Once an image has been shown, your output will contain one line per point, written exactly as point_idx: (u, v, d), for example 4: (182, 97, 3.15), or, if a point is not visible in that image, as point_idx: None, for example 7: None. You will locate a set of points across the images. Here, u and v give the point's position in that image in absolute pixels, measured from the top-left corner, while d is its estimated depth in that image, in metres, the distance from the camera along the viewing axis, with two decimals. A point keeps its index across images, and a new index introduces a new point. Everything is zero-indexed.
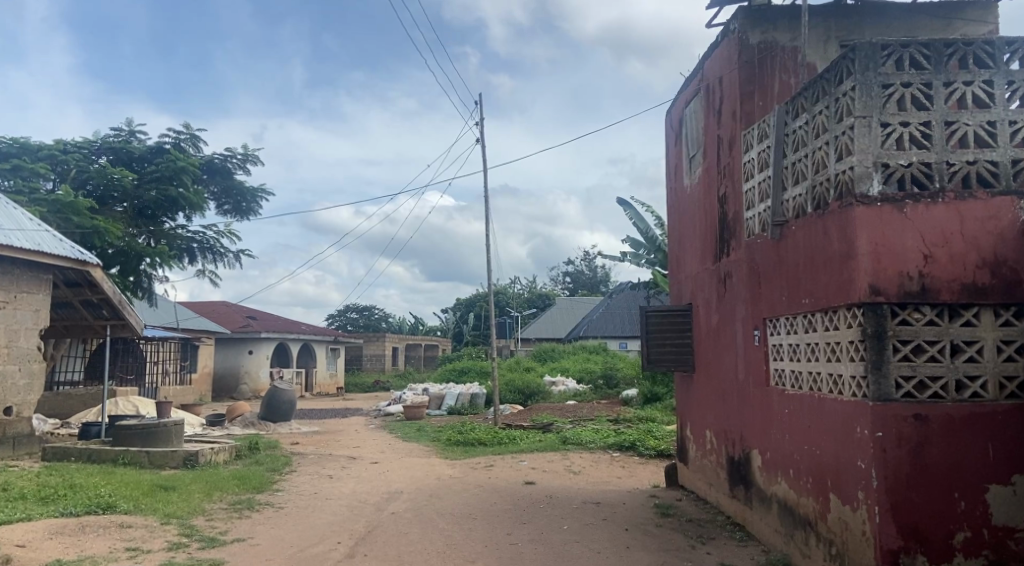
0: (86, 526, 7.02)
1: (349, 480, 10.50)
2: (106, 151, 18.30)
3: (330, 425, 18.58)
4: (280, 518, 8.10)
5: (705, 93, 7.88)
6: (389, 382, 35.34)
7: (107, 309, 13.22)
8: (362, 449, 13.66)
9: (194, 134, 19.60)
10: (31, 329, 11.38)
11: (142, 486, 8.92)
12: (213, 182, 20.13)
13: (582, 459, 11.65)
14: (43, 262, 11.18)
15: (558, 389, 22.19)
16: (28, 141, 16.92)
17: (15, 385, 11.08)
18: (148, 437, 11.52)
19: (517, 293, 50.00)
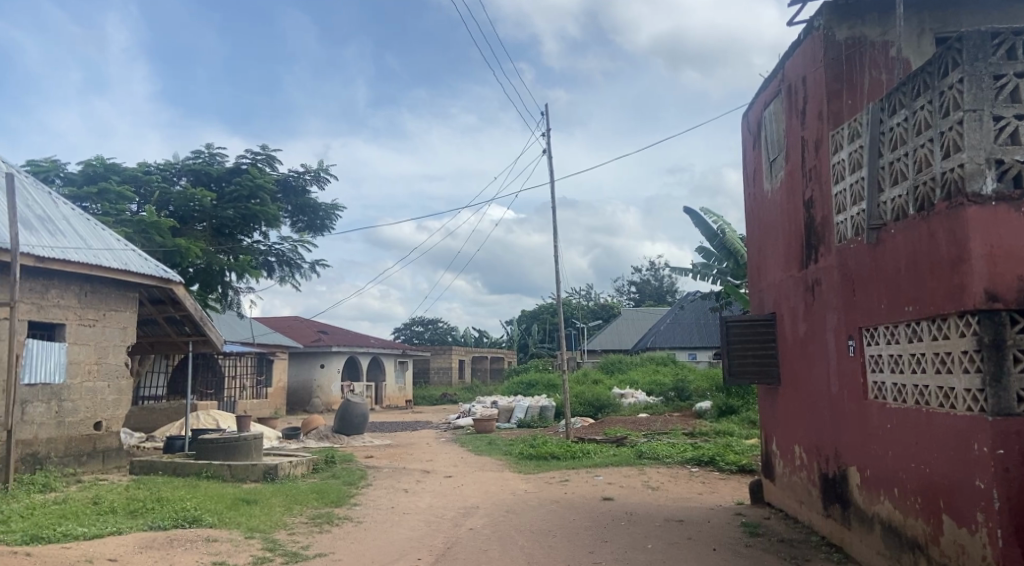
0: (174, 540, 7.20)
1: (424, 495, 10.52)
2: (186, 172, 19.05)
3: (401, 438, 18.75)
4: (358, 533, 8.14)
5: (787, 93, 7.58)
6: (457, 395, 35.54)
7: (189, 325, 13.71)
8: (435, 463, 13.67)
9: (270, 154, 20.26)
10: (119, 346, 11.86)
11: (225, 500, 9.12)
12: (286, 200, 20.71)
13: (659, 474, 11.35)
14: (130, 281, 11.68)
15: (628, 401, 21.82)
16: (115, 164, 17.82)
17: (105, 401, 11.56)
18: (229, 451, 11.82)
19: (581, 305, 49.63)
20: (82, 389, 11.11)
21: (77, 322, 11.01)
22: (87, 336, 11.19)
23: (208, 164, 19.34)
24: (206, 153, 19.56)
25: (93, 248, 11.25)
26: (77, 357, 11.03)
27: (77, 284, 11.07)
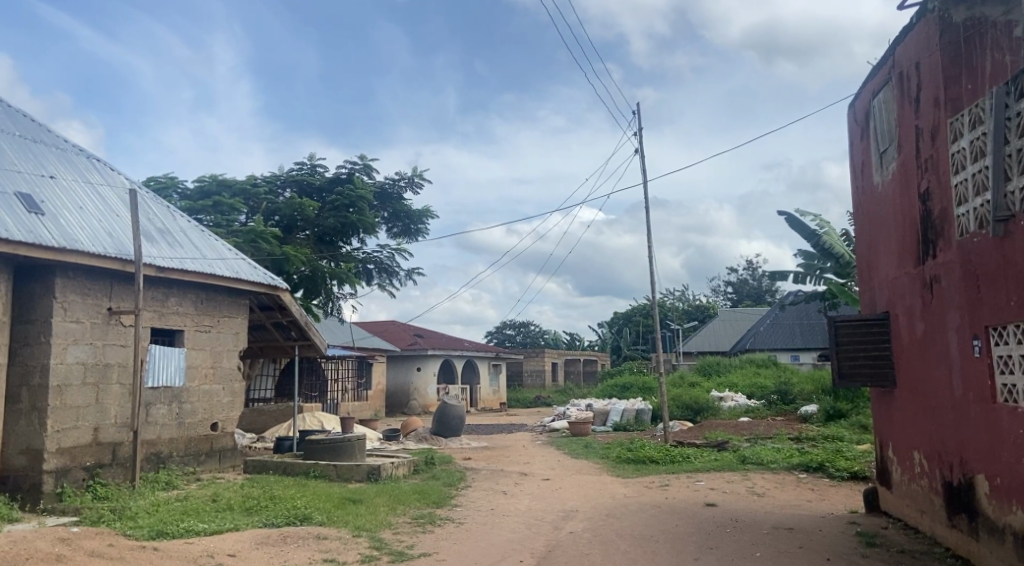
0: (287, 537, 7.55)
1: (523, 497, 10.59)
2: (291, 184, 19.99)
3: (497, 441, 18.95)
4: (460, 533, 8.29)
5: (898, 80, 7.19)
6: (551, 398, 35.62)
7: (295, 330, 14.40)
8: (533, 466, 13.74)
9: (368, 164, 20.98)
10: (232, 350, 12.59)
11: (333, 499, 9.49)
12: (383, 208, 21.39)
13: (764, 480, 10.97)
14: (242, 288, 12.38)
15: (728, 404, 21.22)
16: (226, 178, 18.92)
17: (220, 402, 12.28)
18: (335, 452, 12.30)
19: (676, 307, 48.69)
20: (199, 391, 11.84)
21: (195, 328, 11.74)
22: (203, 341, 11.93)
23: (310, 175, 20.23)
24: (308, 164, 20.46)
25: (208, 258, 11.97)
26: (195, 361, 11.77)
27: (195, 293, 11.81)
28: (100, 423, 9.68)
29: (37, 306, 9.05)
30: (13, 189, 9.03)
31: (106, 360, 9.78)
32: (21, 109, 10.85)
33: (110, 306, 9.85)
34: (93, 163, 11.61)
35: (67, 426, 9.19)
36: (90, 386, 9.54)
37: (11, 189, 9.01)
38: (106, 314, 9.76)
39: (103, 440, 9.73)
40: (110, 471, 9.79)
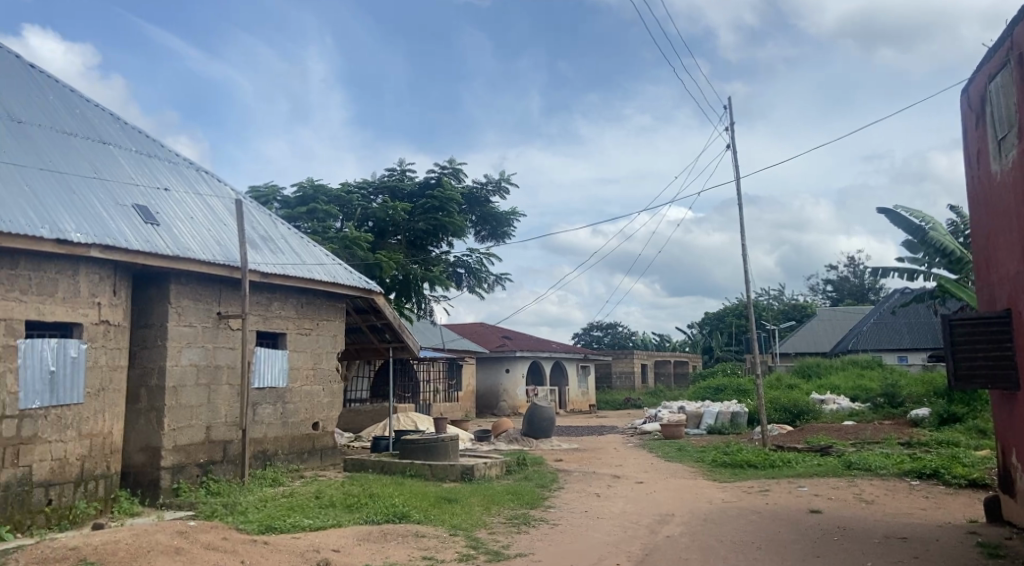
0: (387, 534, 7.77)
1: (617, 500, 10.49)
2: (382, 190, 20.58)
3: (588, 443, 18.84)
4: (555, 535, 8.31)
5: (1018, 61, 6.70)
6: (641, 400, 35.16)
7: (390, 333, 14.81)
8: (626, 469, 13.59)
9: (456, 168, 21.34)
10: (331, 352, 13.08)
11: (429, 498, 9.70)
12: (471, 211, 21.69)
13: (872, 486, 10.44)
14: (339, 292, 12.85)
15: (830, 407, 20.32)
16: (322, 186, 19.69)
17: (320, 402, 12.79)
18: (429, 451, 12.57)
19: (771, 306, 47.04)
20: (301, 392, 12.37)
21: (296, 331, 12.26)
22: (304, 343, 12.45)
23: (401, 180, 20.77)
24: (398, 170, 21.02)
25: (307, 263, 12.49)
26: (297, 363, 12.29)
27: (295, 297, 12.33)
28: (212, 422, 10.26)
29: (154, 312, 9.69)
30: (132, 201, 9.68)
31: (217, 361, 10.36)
32: (136, 126, 11.63)
33: (219, 311, 10.42)
34: (202, 176, 12.34)
35: (183, 425, 9.78)
36: (203, 387, 10.13)
37: (130, 202, 9.67)
38: (215, 319, 10.34)
39: (215, 438, 10.31)
40: (221, 468, 10.38)
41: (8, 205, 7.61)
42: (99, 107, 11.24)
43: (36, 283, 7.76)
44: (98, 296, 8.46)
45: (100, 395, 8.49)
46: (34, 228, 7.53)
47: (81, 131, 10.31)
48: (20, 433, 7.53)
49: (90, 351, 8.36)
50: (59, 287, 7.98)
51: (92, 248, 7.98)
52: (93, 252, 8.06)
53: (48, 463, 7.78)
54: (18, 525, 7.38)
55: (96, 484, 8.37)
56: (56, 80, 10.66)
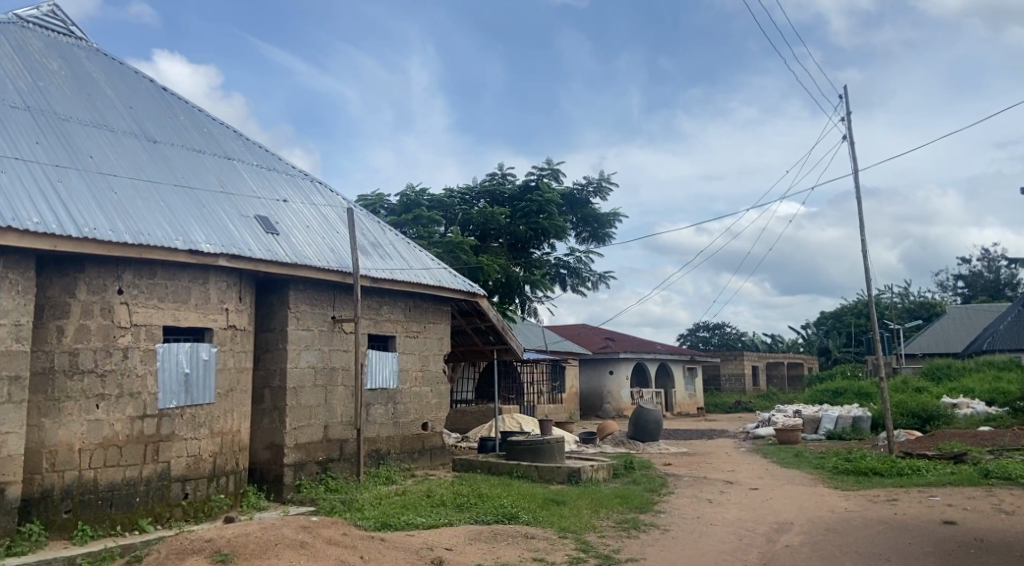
0: (497, 534, 7.84)
1: (731, 506, 10.15)
2: (484, 194, 20.87)
3: (698, 447, 18.34)
4: (667, 541, 8.13)
5: None
6: (752, 403, 33.92)
7: (494, 335, 14.98)
8: (738, 474, 13.12)
9: (555, 169, 21.36)
10: (438, 354, 13.38)
11: (537, 500, 9.73)
12: (572, 212, 21.64)
13: (1015, 497, 9.59)
14: (444, 295, 13.13)
15: (963, 412, 18.86)
16: (426, 192, 20.21)
17: (429, 403, 13.10)
18: (536, 453, 12.61)
19: (893, 304, 44.25)
20: (411, 393, 12.72)
21: (405, 333, 12.63)
22: (413, 346, 12.80)
23: (501, 184, 20.99)
24: (499, 174, 21.26)
25: (414, 268, 12.83)
26: (407, 365, 12.65)
27: (404, 301, 12.69)
28: (329, 421, 10.73)
29: (276, 316, 10.23)
30: (254, 212, 10.28)
31: (332, 364, 10.82)
32: (256, 141, 12.34)
33: (334, 315, 10.88)
34: (315, 185, 12.94)
35: (302, 424, 10.27)
36: (320, 388, 10.61)
37: (252, 213, 10.27)
38: (330, 322, 10.80)
39: (332, 437, 10.78)
40: (338, 465, 10.83)
41: (146, 218, 8.26)
42: (223, 124, 12.00)
43: (172, 291, 8.35)
44: (225, 302, 9.01)
45: (228, 396, 9.04)
46: (169, 239, 8.12)
47: (208, 147, 11.04)
48: (159, 430, 8.12)
49: (219, 354, 8.92)
50: (192, 294, 8.57)
51: (220, 257, 8.52)
52: (221, 261, 8.60)
53: (184, 459, 8.36)
54: (158, 517, 7.99)
55: (227, 479, 8.92)
56: (185, 101, 11.48)
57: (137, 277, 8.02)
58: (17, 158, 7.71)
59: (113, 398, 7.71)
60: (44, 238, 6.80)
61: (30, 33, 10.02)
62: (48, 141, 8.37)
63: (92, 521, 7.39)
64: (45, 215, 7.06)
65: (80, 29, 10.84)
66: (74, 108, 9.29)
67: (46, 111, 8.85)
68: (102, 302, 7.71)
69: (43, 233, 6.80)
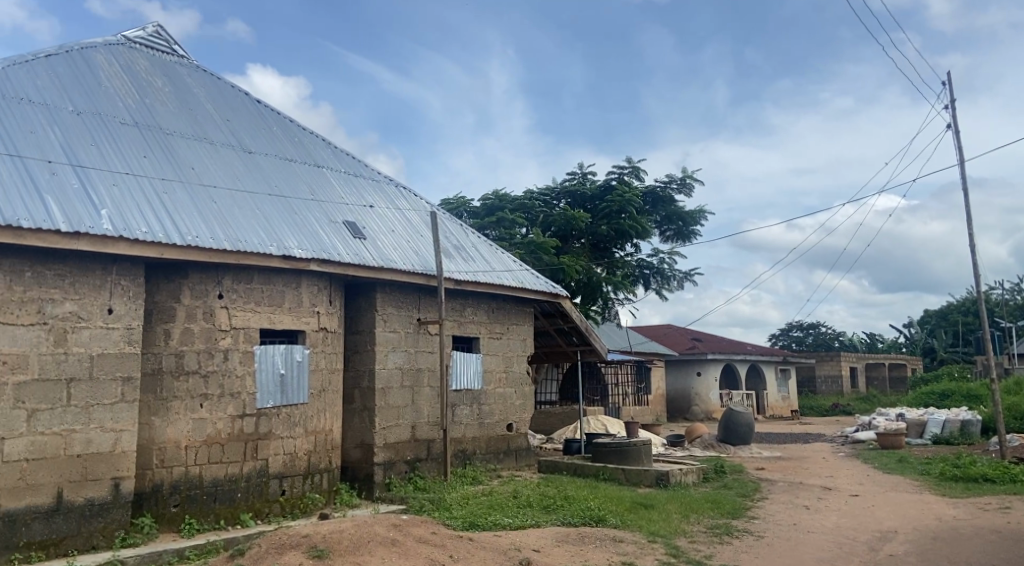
0: (585, 537, 7.77)
1: (829, 513, 9.69)
2: (565, 195, 20.79)
3: (792, 451, 17.64)
4: (762, 548, 7.84)
5: None
6: (850, 406, 32.40)
7: (578, 336, 14.88)
8: (836, 480, 12.53)
9: (637, 168, 21.05)
10: (521, 355, 13.40)
11: (624, 503, 9.59)
12: (655, 211, 21.27)
13: None
14: (527, 297, 13.14)
15: None
16: (507, 194, 20.33)
17: (514, 404, 13.14)
18: (622, 455, 12.43)
19: (1006, 301, 41.34)
20: (495, 394, 12.79)
21: (488, 335, 12.71)
22: (497, 347, 12.86)
23: (582, 184, 20.86)
24: (579, 174, 21.14)
25: (496, 270, 12.90)
26: (491, 366, 12.73)
27: (487, 303, 12.77)
28: (417, 421, 10.92)
29: (364, 319, 10.48)
30: (342, 218, 10.58)
31: (419, 365, 11.01)
32: (344, 149, 12.71)
33: (419, 317, 11.06)
34: (400, 190, 13.21)
35: (391, 424, 10.48)
36: (407, 389, 10.81)
37: (341, 218, 10.57)
38: (416, 324, 10.99)
39: (420, 437, 10.96)
40: (426, 465, 11.00)
41: (243, 226, 8.62)
42: (313, 133, 12.42)
43: (267, 296, 8.69)
44: (317, 306, 9.30)
45: (321, 396, 9.33)
46: (264, 245, 8.45)
47: (299, 156, 11.45)
48: (257, 429, 8.46)
49: (312, 356, 9.21)
50: (285, 298, 8.89)
51: (312, 262, 8.80)
52: (313, 266, 8.87)
53: (281, 457, 8.68)
54: (259, 512, 8.34)
55: (321, 477, 9.21)
56: (278, 112, 11.95)
57: (236, 282, 8.38)
58: (127, 171, 8.20)
59: (215, 398, 8.09)
60: (152, 247, 7.19)
61: (138, 53, 10.66)
62: (154, 155, 8.87)
63: (198, 515, 7.79)
64: (152, 225, 7.48)
65: (182, 47, 11.46)
66: (177, 123, 9.82)
67: (152, 126, 9.39)
68: (204, 306, 8.09)
69: (151, 242, 7.19)
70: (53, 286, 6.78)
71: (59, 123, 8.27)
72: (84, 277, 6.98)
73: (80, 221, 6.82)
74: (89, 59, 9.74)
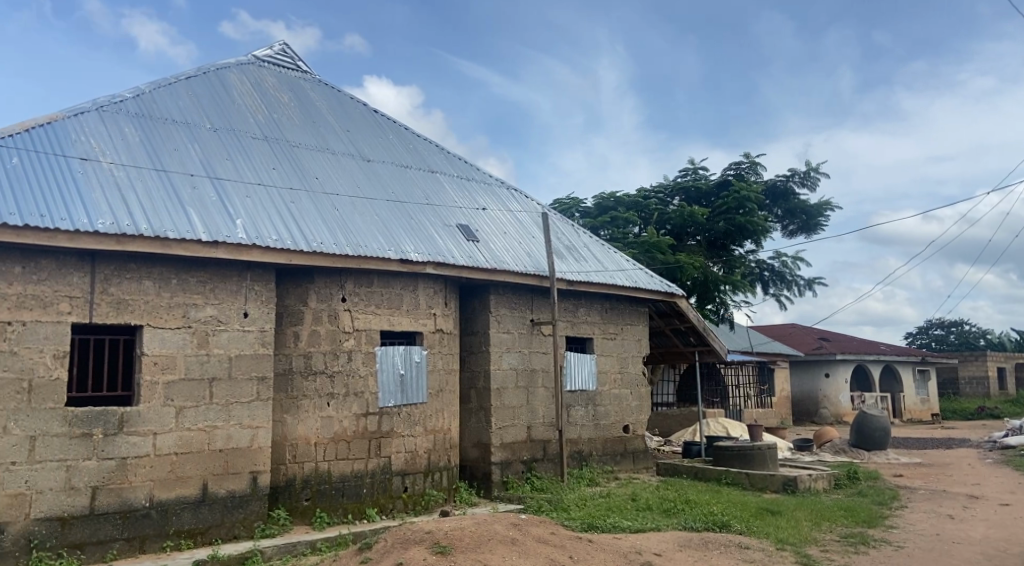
0: (709, 542, 7.49)
1: (980, 524, 8.88)
2: (679, 192, 20.28)
3: (934, 457, 16.33)
4: (903, 559, 7.27)
5: None
6: (1000, 410, 29.69)
7: (695, 336, 14.44)
8: (987, 488, 11.47)
9: (755, 162, 20.21)
10: (636, 356, 13.16)
11: (749, 508, 9.18)
12: (775, 205, 20.34)
13: None
14: (641, 297, 12.89)
15: None
16: (619, 193, 20.09)
17: (630, 406, 12.91)
18: (745, 460, 11.93)
19: None
20: (611, 395, 12.62)
21: (602, 336, 12.56)
22: (611, 348, 12.69)
23: (697, 181, 20.27)
24: (693, 170, 20.56)
25: (609, 270, 12.74)
26: (606, 367, 12.57)
27: (600, 303, 12.63)
28: (532, 422, 10.95)
29: (479, 320, 10.62)
30: (456, 222, 10.77)
31: (533, 365, 11.03)
32: (456, 154, 12.98)
33: (533, 318, 11.09)
34: (511, 192, 13.32)
35: (507, 424, 10.57)
36: (522, 389, 10.85)
37: (455, 222, 10.77)
38: (530, 325, 11.02)
39: (536, 437, 10.98)
40: (543, 465, 11.01)
41: (364, 232, 8.95)
42: (427, 140, 12.76)
43: (386, 298, 8.97)
44: (433, 308, 9.51)
45: (439, 396, 9.53)
46: (383, 250, 8.73)
47: (414, 162, 11.78)
48: (380, 427, 8.75)
49: (430, 357, 9.43)
50: (404, 301, 9.15)
51: (428, 265, 9.01)
52: (429, 269, 9.08)
53: (402, 455, 8.93)
54: (383, 508, 8.64)
55: (441, 475, 9.40)
56: (394, 121, 12.36)
57: (358, 286, 8.71)
58: (258, 183, 8.71)
59: (340, 397, 8.43)
60: (281, 254, 7.59)
61: (266, 71, 11.34)
62: (282, 167, 9.38)
63: (328, 509, 8.15)
64: (281, 233, 7.90)
65: (305, 63, 12.08)
66: (302, 135, 10.35)
67: (280, 139, 9.94)
68: (329, 309, 8.46)
69: (280, 249, 7.59)
70: (196, 292, 7.28)
71: (198, 140, 8.91)
72: (221, 283, 7.46)
73: (218, 230, 7.30)
74: (224, 80, 10.45)
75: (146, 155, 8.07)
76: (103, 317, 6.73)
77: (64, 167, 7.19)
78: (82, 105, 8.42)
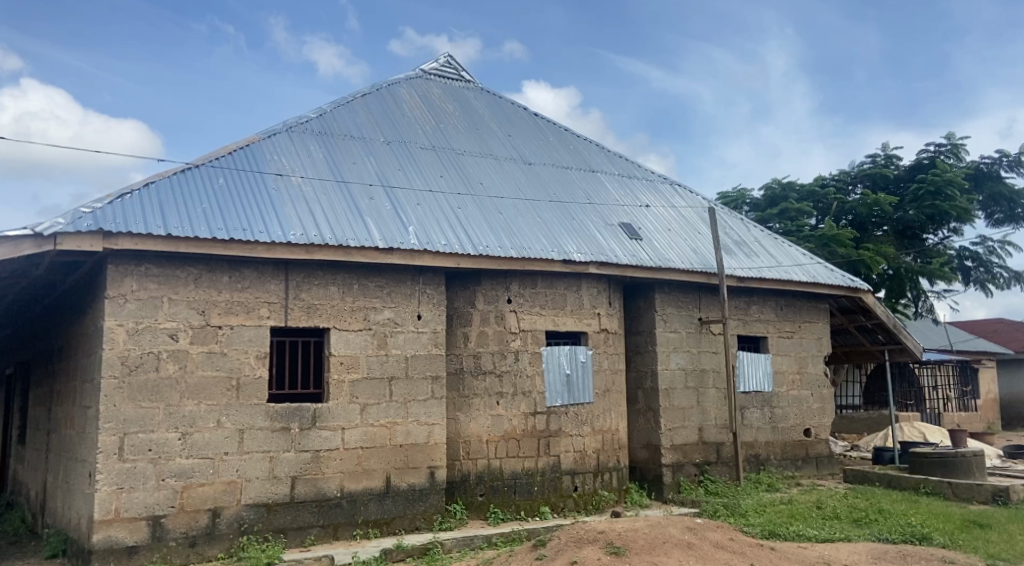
0: (907, 555, 6.80)
1: None
2: (863, 178, 18.69)
3: None
4: None
5: None
6: None
7: (883, 333, 13.25)
8: None
9: (957, 144, 18.20)
10: (816, 356, 12.29)
11: (954, 521, 8.23)
12: (978, 190, 18.18)
13: None
14: (819, 293, 12.04)
15: None
16: (793, 183, 18.95)
17: (810, 408, 12.08)
18: (948, 468, 10.73)
19: None
20: (789, 397, 11.87)
21: (778, 334, 11.86)
22: (787, 347, 11.95)
23: (886, 166, 18.57)
24: (882, 156, 18.88)
25: (784, 265, 12.02)
26: (782, 366, 11.85)
27: (774, 300, 11.94)
28: (704, 424, 10.56)
29: (644, 319, 10.41)
30: (619, 220, 10.65)
31: (703, 365, 10.64)
32: (617, 152, 12.85)
33: (701, 316, 10.70)
34: (674, 188, 12.97)
35: (678, 425, 10.27)
36: (692, 390, 10.49)
37: (617, 220, 10.66)
38: (698, 324, 10.65)
39: (708, 440, 10.58)
40: (716, 469, 10.58)
41: (528, 234, 9.09)
42: (587, 140, 12.75)
43: (551, 299, 9.05)
44: (598, 307, 9.45)
45: (606, 396, 9.45)
46: (547, 251, 8.81)
47: (575, 163, 11.81)
48: (549, 426, 8.83)
49: (596, 357, 9.38)
50: (568, 301, 9.18)
51: (591, 265, 8.97)
52: (592, 269, 9.03)
53: (571, 454, 8.95)
54: (555, 506, 8.71)
55: (611, 475, 9.32)
56: (554, 123, 12.47)
57: (523, 287, 8.86)
58: (428, 191, 9.13)
59: (510, 396, 8.61)
60: (450, 257, 7.88)
61: (433, 84, 11.89)
62: (449, 174, 9.77)
63: (501, 505, 8.35)
64: (450, 237, 8.21)
65: (468, 73, 12.52)
66: (466, 143, 10.72)
67: (447, 148, 10.36)
68: (496, 310, 8.66)
69: (449, 253, 7.89)
70: (374, 296, 7.75)
71: (374, 153, 9.50)
72: (396, 287, 7.89)
73: (393, 237, 7.73)
74: (395, 95, 11.09)
75: (329, 169, 8.74)
76: (296, 320, 7.35)
77: (261, 184, 7.96)
78: (275, 126, 9.26)
